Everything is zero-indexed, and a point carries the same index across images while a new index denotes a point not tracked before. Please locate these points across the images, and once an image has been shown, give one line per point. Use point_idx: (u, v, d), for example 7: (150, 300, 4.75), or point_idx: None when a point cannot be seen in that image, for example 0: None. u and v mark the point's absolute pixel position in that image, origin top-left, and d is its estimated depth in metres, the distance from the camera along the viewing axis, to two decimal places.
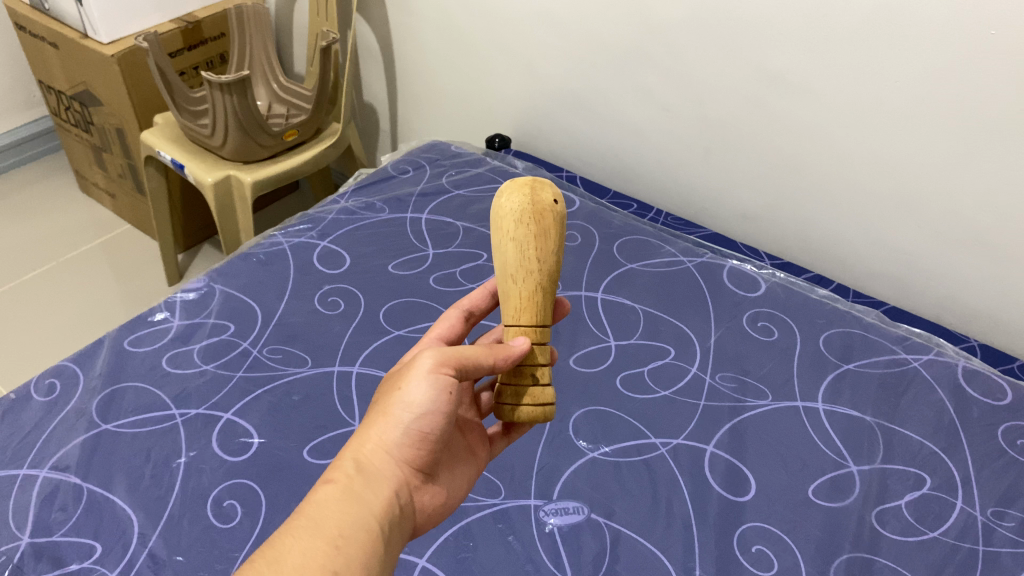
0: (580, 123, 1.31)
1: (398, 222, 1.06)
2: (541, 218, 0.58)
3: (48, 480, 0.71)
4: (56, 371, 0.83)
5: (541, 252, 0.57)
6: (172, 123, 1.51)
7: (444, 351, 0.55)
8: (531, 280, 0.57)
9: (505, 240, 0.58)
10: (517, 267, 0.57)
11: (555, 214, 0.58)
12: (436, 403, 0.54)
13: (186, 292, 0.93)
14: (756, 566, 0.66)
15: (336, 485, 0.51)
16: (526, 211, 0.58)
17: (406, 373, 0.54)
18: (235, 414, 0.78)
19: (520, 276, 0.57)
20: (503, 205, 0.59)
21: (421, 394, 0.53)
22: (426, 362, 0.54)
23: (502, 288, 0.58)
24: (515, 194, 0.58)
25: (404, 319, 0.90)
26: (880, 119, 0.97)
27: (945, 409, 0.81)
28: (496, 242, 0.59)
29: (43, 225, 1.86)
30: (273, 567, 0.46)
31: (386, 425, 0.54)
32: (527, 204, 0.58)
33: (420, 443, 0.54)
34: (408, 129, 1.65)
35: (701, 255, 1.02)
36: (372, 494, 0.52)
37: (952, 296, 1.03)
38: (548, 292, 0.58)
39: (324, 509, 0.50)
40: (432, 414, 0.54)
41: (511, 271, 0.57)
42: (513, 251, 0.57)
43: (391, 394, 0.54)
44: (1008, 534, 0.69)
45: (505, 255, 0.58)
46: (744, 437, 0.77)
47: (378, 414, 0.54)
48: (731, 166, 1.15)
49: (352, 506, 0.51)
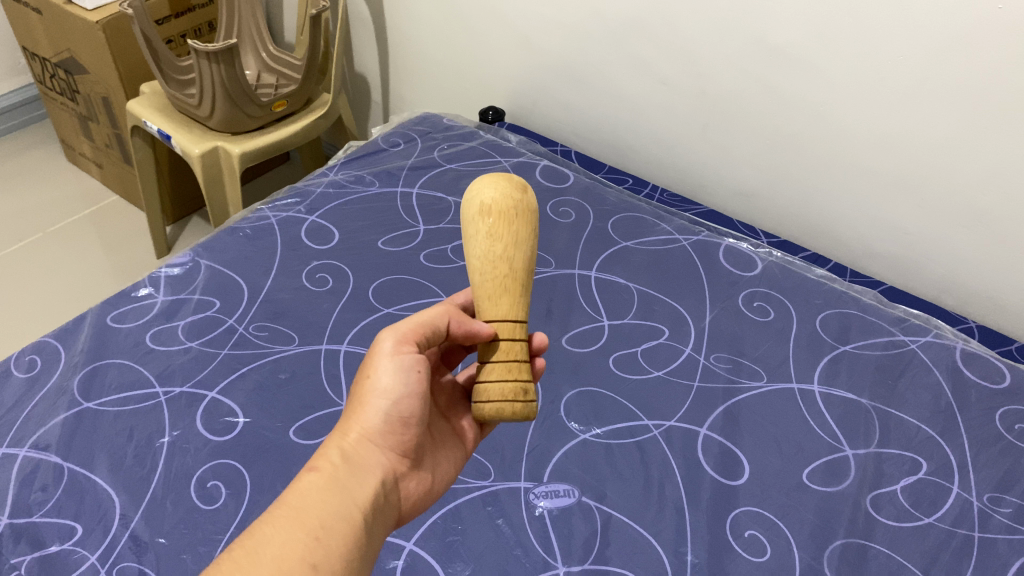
0: (576, 97, 1.29)
1: (389, 197, 1.04)
2: (529, 229, 0.57)
3: (29, 460, 0.70)
4: (38, 347, 0.81)
5: (520, 256, 0.56)
6: (158, 92, 1.47)
7: (400, 330, 0.57)
8: (502, 280, 0.56)
9: (492, 239, 0.56)
10: (504, 266, 0.56)
11: (519, 210, 0.57)
12: (406, 383, 0.55)
13: (171, 267, 0.91)
14: (748, 551, 0.65)
15: (320, 474, 0.52)
16: (507, 215, 0.56)
17: (370, 359, 0.56)
18: (220, 393, 0.76)
19: (497, 267, 0.56)
20: (488, 201, 0.57)
21: (389, 377, 0.55)
22: (385, 347, 0.56)
23: (488, 283, 0.56)
24: (495, 195, 0.57)
25: (394, 296, 0.88)
26: (883, 94, 0.94)
27: (942, 393, 0.80)
28: (474, 243, 0.56)
29: (29, 196, 1.82)
30: (251, 558, 0.47)
31: (364, 412, 0.55)
32: (508, 210, 0.57)
33: (400, 427, 0.56)
34: (400, 100, 1.63)
35: (698, 233, 1.00)
36: (357, 483, 0.53)
37: (952, 276, 1.02)
38: (521, 302, 0.56)
39: (307, 498, 0.51)
40: (406, 396, 0.55)
41: (495, 271, 0.56)
42: (500, 252, 0.56)
43: (362, 381, 0.56)
44: (1004, 521, 0.68)
45: (485, 252, 0.56)
46: (738, 419, 0.76)
47: (355, 403, 0.56)
48: (729, 142, 1.13)
49: (335, 494, 0.52)
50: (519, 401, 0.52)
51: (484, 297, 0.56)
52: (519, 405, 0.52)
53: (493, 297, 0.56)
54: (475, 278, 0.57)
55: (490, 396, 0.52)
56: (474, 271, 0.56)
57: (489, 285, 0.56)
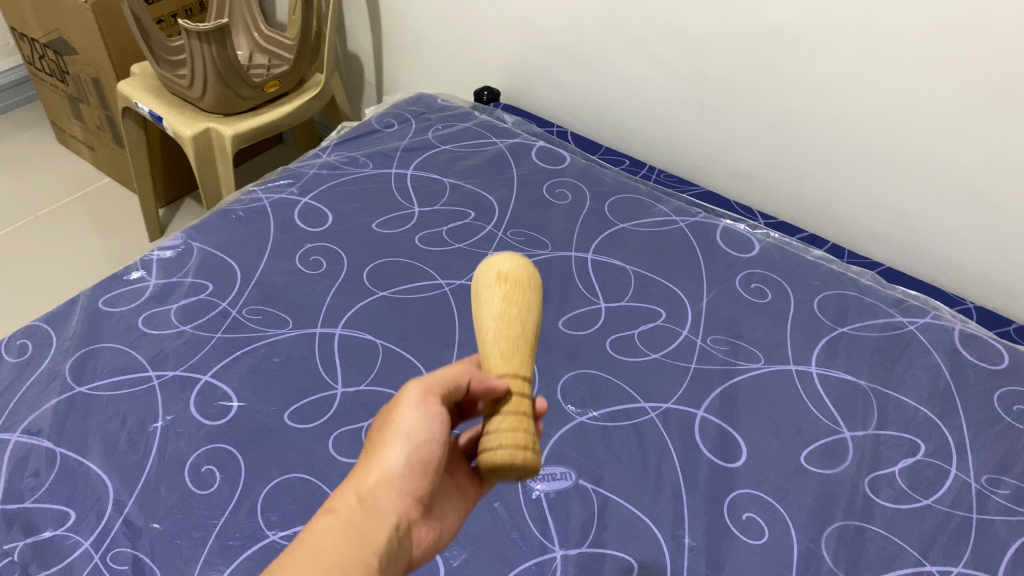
0: (572, 77, 1.27)
1: (383, 179, 1.03)
2: (539, 299, 0.56)
3: (20, 445, 0.69)
4: (29, 331, 0.80)
5: (532, 322, 0.55)
6: (149, 73, 1.45)
7: (425, 378, 0.52)
8: (515, 341, 0.53)
9: (506, 300, 0.54)
10: (517, 326, 0.54)
11: (532, 280, 0.56)
12: (431, 429, 0.50)
13: (163, 250, 0.89)
14: (746, 534, 0.65)
15: (337, 517, 0.47)
16: (523, 282, 0.55)
17: (394, 404, 0.51)
18: (214, 377, 0.75)
19: (512, 327, 0.53)
20: (504, 269, 0.56)
21: (414, 421, 0.50)
22: (413, 393, 0.51)
23: (500, 342, 0.53)
24: (511, 262, 0.56)
25: (389, 279, 0.87)
26: (883, 76, 0.93)
27: (941, 374, 0.79)
28: (485, 307, 0.55)
29: (18, 178, 1.80)
30: None
31: (384, 455, 0.49)
32: (521, 279, 0.56)
33: (420, 473, 0.50)
34: (394, 80, 1.61)
35: (695, 215, 0.99)
36: (375, 531, 0.47)
37: (951, 257, 1.01)
38: (529, 364, 0.53)
39: (322, 542, 0.45)
40: (429, 443, 0.50)
41: (508, 329, 0.53)
42: (512, 312, 0.54)
43: (385, 425, 0.51)
44: (1002, 502, 0.68)
45: (500, 312, 0.54)
46: (735, 401, 0.75)
47: (374, 448, 0.50)
48: (727, 123, 1.12)
49: (352, 540, 0.46)
50: (530, 451, 0.48)
51: (496, 355, 0.53)
52: (530, 453, 0.48)
53: (507, 352, 0.53)
54: (485, 339, 0.54)
55: (505, 446, 0.48)
56: (487, 331, 0.54)
57: (501, 345, 0.53)
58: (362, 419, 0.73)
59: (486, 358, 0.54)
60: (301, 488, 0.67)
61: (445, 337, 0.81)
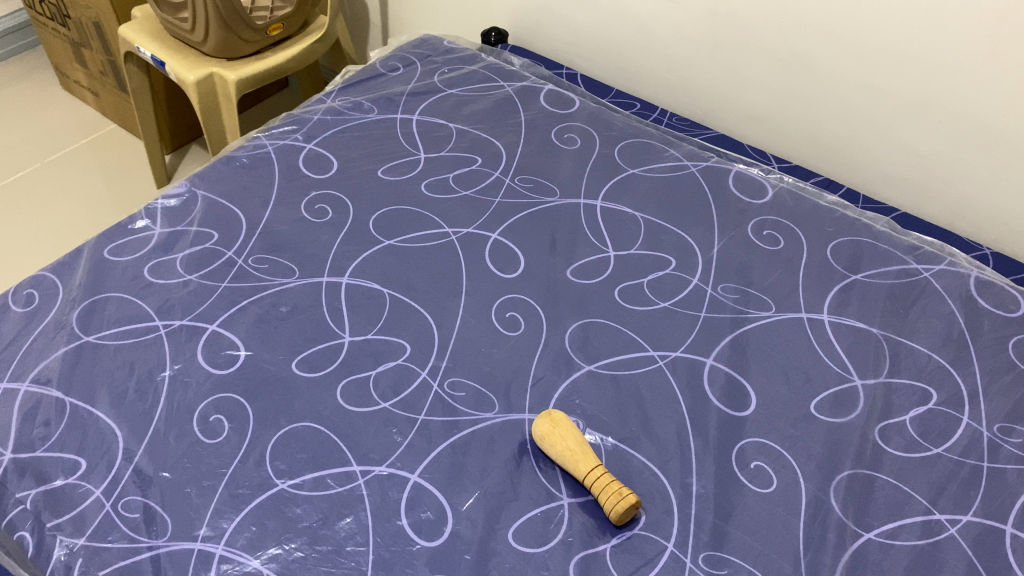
0: (582, 16, 1.24)
1: (388, 124, 1.01)
2: (575, 427, 0.66)
3: (30, 395, 0.69)
4: (35, 281, 0.79)
5: (580, 435, 0.65)
6: (150, 17, 1.42)
7: None
8: (588, 464, 0.63)
9: (560, 431, 0.65)
10: (576, 442, 0.64)
11: (562, 415, 0.66)
12: None
13: (167, 198, 0.88)
14: (754, 483, 0.65)
15: None
16: (563, 422, 0.66)
17: None
18: (221, 326, 0.75)
19: (578, 455, 0.63)
20: (549, 426, 0.65)
21: None
22: None
23: (573, 455, 0.63)
24: (547, 410, 0.67)
25: (395, 228, 0.86)
26: (900, 12, 0.90)
27: (955, 321, 0.78)
28: (552, 447, 0.64)
29: (24, 125, 1.79)
30: None
31: None
32: (559, 413, 0.66)
33: None
34: (399, 21, 1.57)
35: (707, 159, 0.97)
36: None
37: (967, 203, 0.99)
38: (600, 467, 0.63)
39: None
40: None
41: (572, 440, 0.64)
42: (571, 432, 0.65)
43: None
44: (1014, 451, 0.68)
45: (568, 452, 0.64)
46: (745, 349, 0.75)
47: None
48: (739, 64, 1.09)
49: None
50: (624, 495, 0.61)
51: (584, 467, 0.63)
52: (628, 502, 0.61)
53: (584, 457, 0.63)
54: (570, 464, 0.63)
55: (610, 497, 0.61)
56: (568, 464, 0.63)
57: (574, 464, 0.63)
58: (369, 368, 0.72)
59: (575, 463, 0.63)
60: (309, 437, 0.67)
61: (451, 286, 0.80)
